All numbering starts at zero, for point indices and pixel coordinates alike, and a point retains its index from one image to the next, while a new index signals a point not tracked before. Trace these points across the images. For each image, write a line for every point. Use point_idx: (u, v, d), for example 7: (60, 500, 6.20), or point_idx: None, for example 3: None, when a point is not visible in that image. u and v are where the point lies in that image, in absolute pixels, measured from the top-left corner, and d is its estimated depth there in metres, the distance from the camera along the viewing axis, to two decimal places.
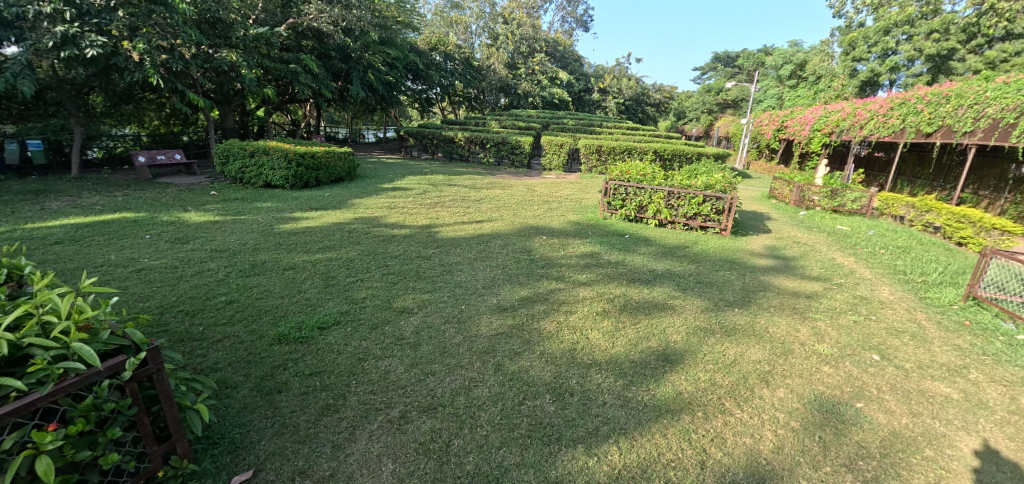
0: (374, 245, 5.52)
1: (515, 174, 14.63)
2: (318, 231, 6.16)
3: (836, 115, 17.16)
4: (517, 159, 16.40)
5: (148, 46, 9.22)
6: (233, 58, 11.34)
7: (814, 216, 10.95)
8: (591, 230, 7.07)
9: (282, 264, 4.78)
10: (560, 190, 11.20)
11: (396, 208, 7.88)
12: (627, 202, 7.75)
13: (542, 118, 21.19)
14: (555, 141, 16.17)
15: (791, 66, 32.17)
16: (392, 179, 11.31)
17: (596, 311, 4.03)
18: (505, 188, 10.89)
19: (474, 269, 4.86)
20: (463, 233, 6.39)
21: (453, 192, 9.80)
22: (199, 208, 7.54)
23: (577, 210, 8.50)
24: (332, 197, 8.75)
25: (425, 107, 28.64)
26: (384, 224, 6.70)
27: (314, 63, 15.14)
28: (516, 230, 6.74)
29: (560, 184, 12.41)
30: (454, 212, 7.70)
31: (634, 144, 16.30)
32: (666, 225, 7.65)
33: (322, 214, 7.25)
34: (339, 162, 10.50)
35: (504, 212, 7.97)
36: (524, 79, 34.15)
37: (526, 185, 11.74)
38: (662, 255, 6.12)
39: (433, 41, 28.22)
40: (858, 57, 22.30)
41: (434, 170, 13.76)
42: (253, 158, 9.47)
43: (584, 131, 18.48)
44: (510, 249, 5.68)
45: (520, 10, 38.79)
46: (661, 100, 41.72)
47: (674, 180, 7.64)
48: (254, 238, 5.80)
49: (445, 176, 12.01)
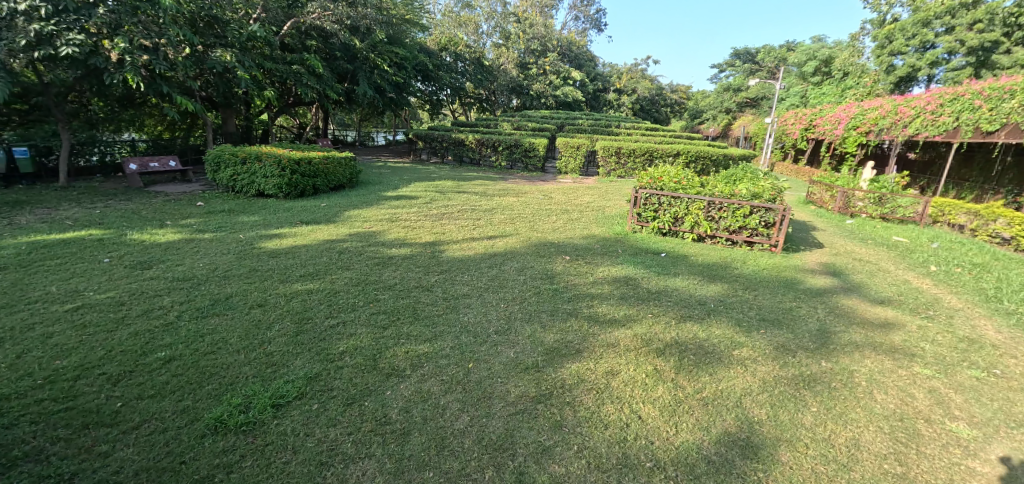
0: (366, 272, 4.61)
1: (529, 179, 13.70)
2: (303, 252, 5.27)
3: (873, 112, 15.91)
4: (531, 162, 15.49)
5: (131, 46, 8.52)
6: (227, 57, 10.59)
7: (863, 225, 9.83)
8: (620, 247, 6.09)
9: (250, 299, 3.91)
10: (578, 197, 10.21)
11: (397, 222, 6.95)
12: (661, 214, 6.76)
13: (556, 118, 20.23)
14: (571, 142, 15.23)
15: (816, 62, 30.73)
16: (397, 185, 10.44)
17: (647, 370, 3.05)
18: (517, 195, 9.93)
19: (485, 305, 3.92)
20: (472, 252, 5.46)
21: (462, 201, 8.88)
22: (178, 222, 6.76)
23: (601, 222, 7.53)
24: (329, 208, 7.89)
25: (435, 109, 27.86)
26: (382, 242, 5.79)
27: (318, 63, 14.38)
28: (534, 247, 5.78)
29: (578, 190, 11.45)
30: (463, 225, 6.76)
31: (655, 146, 15.30)
32: (705, 239, 6.65)
33: (313, 230, 6.37)
34: (339, 168, 9.66)
35: (519, 224, 7.02)
36: (537, 79, 33.30)
37: (540, 191, 10.77)
38: (711, 278, 5.12)
39: (443, 41, 27.43)
40: (894, 51, 20.87)
41: (443, 176, 12.88)
42: (244, 165, 8.68)
43: (601, 132, 17.50)
44: (528, 274, 4.72)
45: (532, 9, 37.89)
46: (677, 99, 40.53)
47: (714, 188, 6.64)
48: (227, 261, 4.94)
49: (453, 182, 11.10)
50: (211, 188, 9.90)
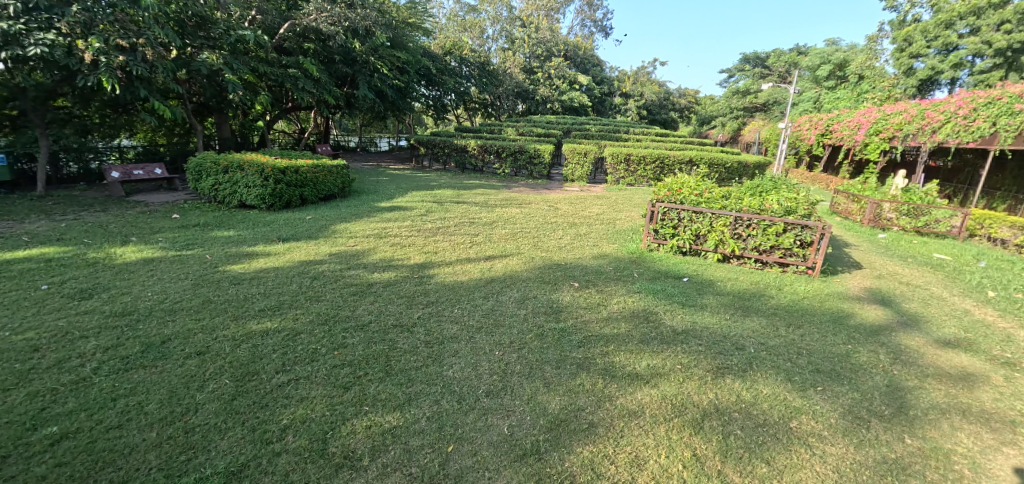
0: (338, 304, 3.89)
1: (533, 187, 13.00)
2: (272, 276, 4.57)
3: (897, 117, 15.11)
4: (536, 169, 14.79)
5: (106, 46, 7.93)
6: (214, 60, 10.01)
7: (898, 240, 9.03)
8: (636, 270, 5.34)
9: (190, 344, 3.20)
10: (586, 208, 9.48)
11: (385, 237, 6.24)
12: (681, 230, 5.99)
13: (562, 123, 19.55)
14: (578, 149, 14.51)
15: (830, 66, 29.83)
16: (392, 195, 9.77)
17: (685, 458, 2.33)
18: (520, 205, 9.21)
19: (476, 354, 3.19)
20: (465, 277, 4.72)
21: (461, 212, 8.18)
22: (145, 238, 6.12)
23: (613, 238, 6.79)
24: (314, 221, 7.21)
25: (439, 114, 27.30)
26: (364, 263, 5.06)
27: (314, 67, 13.80)
28: (537, 270, 5.06)
29: (586, 200, 10.71)
30: (458, 243, 6.05)
31: (667, 153, 14.56)
32: (731, 260, 5.89)
33: (290, 247, 5.68)
34: (330, 176, 8.97)
35: (521, 240, 6.30)
36: (543, 84, 32.71)
37: (545, 201, 10.03)
38: (744, 310, 4.35)
39: (447, 46, 26.90)
40: (915, 53, 20.00)
41: (443, 184, 12.20)
42: (225, 174, 8.04)
43: (609, 138, 16.77)
44: (530, 308, 3.97)
45: (538, 13, 37.24)
46: (686, 104, 39.72)
47: (741, 202, 5.90)
48: (181, 290, 4.24)
49: (452, 191, 10.40)
50: (195, 198, 9.29)
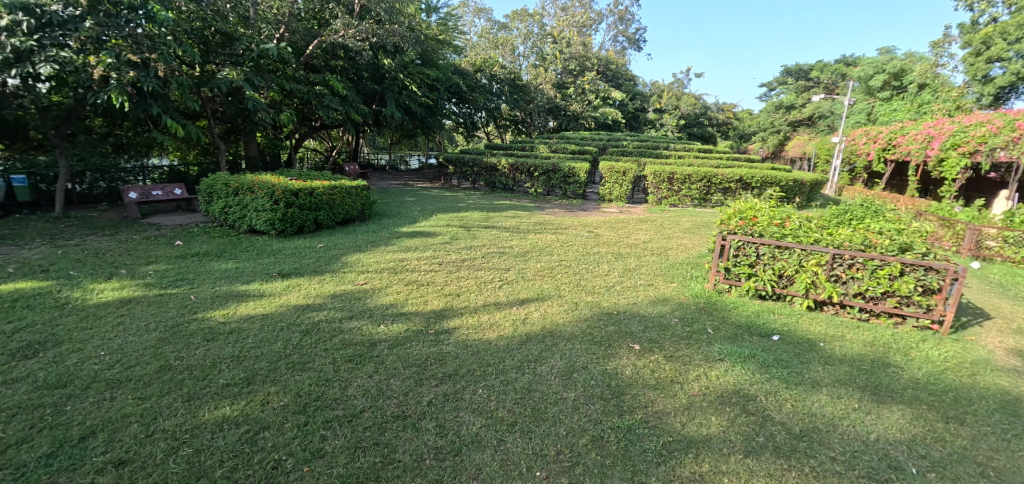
0: (326, 377, 2.96)
1: (568, 209, 11.99)
2: (256, 328, 3.71)
3: (980, 128, 13.51)
4: (570, 189, 13.80)
5: (118, 62, 7.49)
6: (235, 76, 9.56)
7: (1010, 275, 7.51)
8: (709, 322, 4.22)
9: (112, 447, 2.36)
10: (630, 234, 8.39)
11: (402, 271, 5.33)
12: (761, 270, 4.82)
13: (597, 139, 18.55)
14: (616, 167, 13.47)
15: (884, 76, 27.80)
16: (416, 218, 8.95)
17: None
18: (556, 231, 8.19)
19: (508, 476, 2.19)
20: (495, 332, 3.71)
21: (490, 239, 7.23)
22: (138, 270, 5.46)
23: (672, 275, 5.67)
24: (326, 250, 6.42)
25: (469, 131, 26.81)
26: (370, 310, 4.12)
27: (340, 84, 13.36)
28: (584, 322, 4.02)
29: (629, 224, 9.60)
30: (485, 280, 5.09)
31: (715, 171, 13.33)
32: (826, 308, 4.70)
33: (290, 284, 4.82)
34: (349, 198, 8.21)
35: (561, 278, 5.28)
36: (575, 100, 31.94)
37: (583, 225, 8.98)
38: (873, 392, 3.18)
39: (477, 63, 26.50)
40: (993, 56, 18.00)
41: (471, 205, 11.36)
42: (236, 196, 7.38)
43: (649, 155, 15.65)
44: (581, 387, 2.92)
45: (570, 28, 36.62)
46: (725, 118, 38.03)
47: (839, 235, 4.70)
48: (141, 348, 3.43)
49: (480, 214, 9.50)
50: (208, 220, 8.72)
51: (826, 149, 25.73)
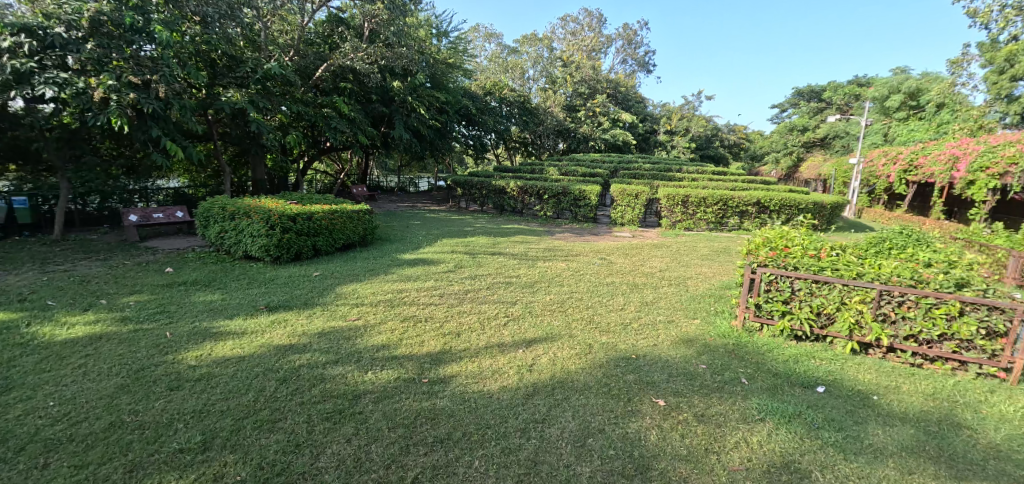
0: (296, 442, 2.53)
1: (579, 233, 11.58)
2: (228, 375, 3.28)
3: (1012, 148, 13.14)
4: (580, 212, 13.39)
5: (118, 84, 7.34)
6: (239, 98, 9.42)
7: None
8: (743, 369, 3.71)
9: None
10: (645, 261, 7.92)
11: (398, 305, 4.90)
12: (796, 307, 4.34)
13: (608, 162, 18.23)
14: (628, 189, 13.07)
15: (900, 95, 27.13)
16: (419, 244, 8.58)
17: None
18: (567, 258, 7.74)
19: None
20: (498, 382, 3.25)
21: (497, 268, 6.80)
22: (120, 302, 5.12)
23: (695, 311, 5.18)
24: (321, 278, 6.04)
25: (479, 154, 26.75)
26: (358, 352, 3.69)
27: (347, 106, 13.27)
28: (599, 369, 3.54)
29: (644, 250, 9.13)
30: (489, 316, 4.63)
31: (730, 194, 12.87)
32: (872, 351, 4.20)
33: (276, 319, 4.40)
34: (350, 223, 7.88)
35: (573, 313, 4.81)
36: (585, 122, 31.89)
37: (594, 252, 8.52)
38: (948, 466, 2.66)
39: (487, 86, 26.57)
40: (1019, 74, 17.42)
41: (478, 229, 10.99)
42: (232, 221, 7.08)
43: (661, 177, 15.24)
44: (597, 459, 2.46)
45: (579, 52, 36.84)
46: (736, 140, 37.65)
47: (887, 268, 4.20)
48: (95, 398, 3.02)
49: (487, 239, 9.11)
50: (206, 245, 8.43)
51: (842, 171, 25.14)
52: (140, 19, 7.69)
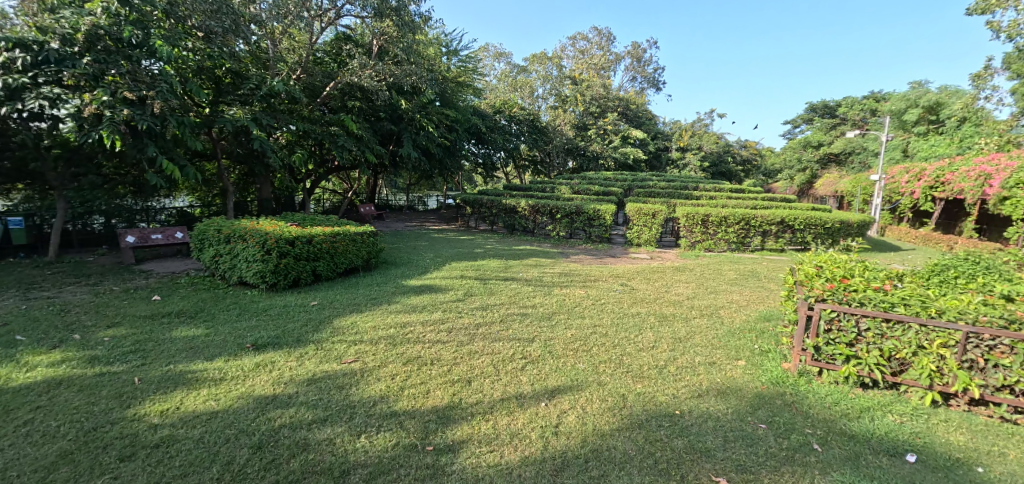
0: None
1: (595, 255, 11.00)
2: (192, 440, 2.74)
3: None
4: (594, 232, 12.82)
5: (113, 100, 7.02)
6: (241, 114, 9.10)
7: None
8: (811, 432, 3.09)
9: None
10: (669, 287, 7.32)
11: (401, 343, 4.33)
12: (863, 351, 3.72)
13: (621, 180, 17.72)
14: (644, 209, 12.50)
15: (919, 109, 26.21)
16: (427, 267, 8.06)
17: None
18: (585, 284, 7.15)
19: None
20: (519, 453, 2.67)
21: (510, 295, 6.25)
22: (96, 336, 4.64)
23: (738, 350, 4.55)
24: (318, 308, 5.52)
25: (489, 172, 26.42)
26: (352, 406, 3.13)
27: (354, 124, 12.95)
28: (637, 431, 2.94)
29: (665, 274, 8.51)
30: (504, 357, 4.05)
31: (753, 213, 12.25)
32: (959, 403, 3.54)
33: (261, 362, 3.86)
34: (354, 245, 7.37)
35: (598, 354, 4.22)
36: (595, 140, 31.56)
37: (614, 276, 7.92)
38: None
39: (496, 104, 26.39)
40: None
41: (489, 250, 10.46)
42: (227, 244, 6.60)
43: (678, 196, 14.67)
44: None
45: (588, 70, 36.76)
46: (749, 157, 37.02)
47: (971, 304, 3.57)
48: (28, 472, 2.49)
49: (499, 262, 8.57)
50: (202, 269, 7.97)
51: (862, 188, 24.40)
52: (139, 33, 7.42)
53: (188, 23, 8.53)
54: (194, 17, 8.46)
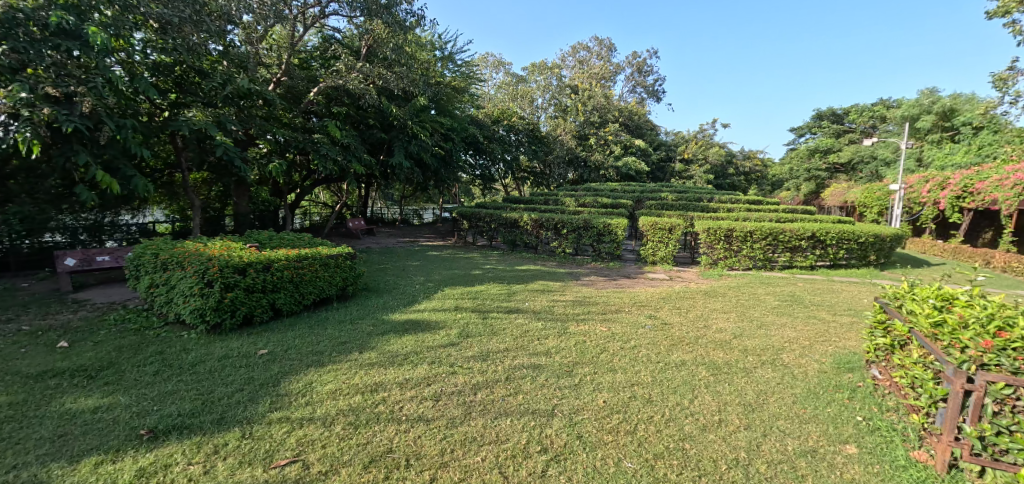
0: None
1: (608, 276, 9.76)
2: None
3: None
4: (605, 249, 11.56)
5: (32, 97, 5.75)
6: (201, 118, 7.87)
7: None
8: None
9: None
10: (709, 320, 6.04)
11: (366, 425, 3.04)
12: None
13: (630, 191, 16.56)
14: (660, 223, 11.25)
15: (932, 115, 25.25)
16: (415, 295, 6.78)
17: None
18: (608, 319, 5.86)
19: None
20: None
21: (517, 337, 4.95)
22: None
23: (838, 429, 3.28)
24: (266, 358, 4.22)
25: (487, 184, 25.29)
26: None
27: (339, 131, 11.74)
28: None
29: (697, 301, 7.25)
30: (514, 454, 2.77)
31: (781, 227, 11.01)
32: None
33: (146, 468, 2.60)
34: (326, 271, 6.06)
35: (649, 443, 2.96)
36: (596, 150, 30.56)
37: (638, 306, 6.63)
38: None
39: (495, 114, 25.31)
40: None
41: (488, 271, 9.20)
42: (164, 273, 5.31)
43: (694, 208, 13.45)
44: None
45: (588, 80, 35.94)
46: (754, 167, 36.06)
47: None
48: None
49: (500, 288, 7.31)
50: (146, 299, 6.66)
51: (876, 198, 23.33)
52: (71, 19, 6.20)
53: (138, 10, 7.31)
54: (145, 4, 7.25)
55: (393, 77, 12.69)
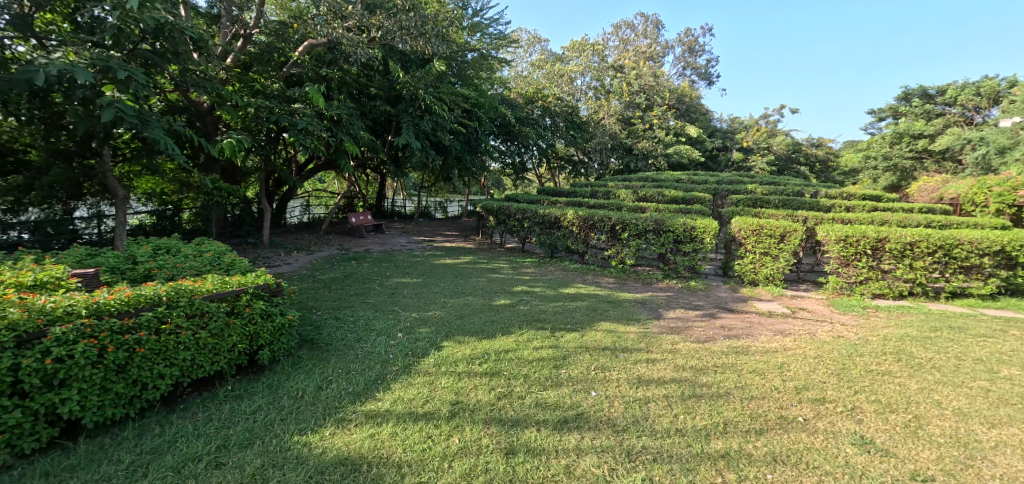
0: None
1: (699, 308, 6.49)
2: None
3: None
4: (681, 262, 8.24)
5: None
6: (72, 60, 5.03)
7: None
8: None
9: None
10: (1008, 472, 2.72)
11: None
12: None
13: (701, 182, 13.05)
14: (766, 227, 7.86)
15: None
16: (389, 363, 3.70)
17: None
18: (782, 468, 2.63)
19: None
20: None
21: None
22: None
23: None
24: None
25: (520, 173, 22.13)
26: None
27: (322, 99, 8.81)
28: None
29: (906, 386, 3.87)
30: None
31: (956, 238, 7.32)
32: None
33: None
34: (197, 329, 3.03)
35: None
36: (643, 137, 26.80)
37: (813, 406, 3.36)
38: None
39: (528, 93, 21.99)
40: None
41: (519, 299, 6.06)
42: None
43: (800, 206, 9.86)
44: None
45: (634, 59, 32.02)
46: (825, 157, 31.27)
47: None
48: None
49: (541, 347, 4.20)
50: None
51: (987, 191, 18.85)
52: None
53: None
54: None
55: (395, 28, 9.61)
